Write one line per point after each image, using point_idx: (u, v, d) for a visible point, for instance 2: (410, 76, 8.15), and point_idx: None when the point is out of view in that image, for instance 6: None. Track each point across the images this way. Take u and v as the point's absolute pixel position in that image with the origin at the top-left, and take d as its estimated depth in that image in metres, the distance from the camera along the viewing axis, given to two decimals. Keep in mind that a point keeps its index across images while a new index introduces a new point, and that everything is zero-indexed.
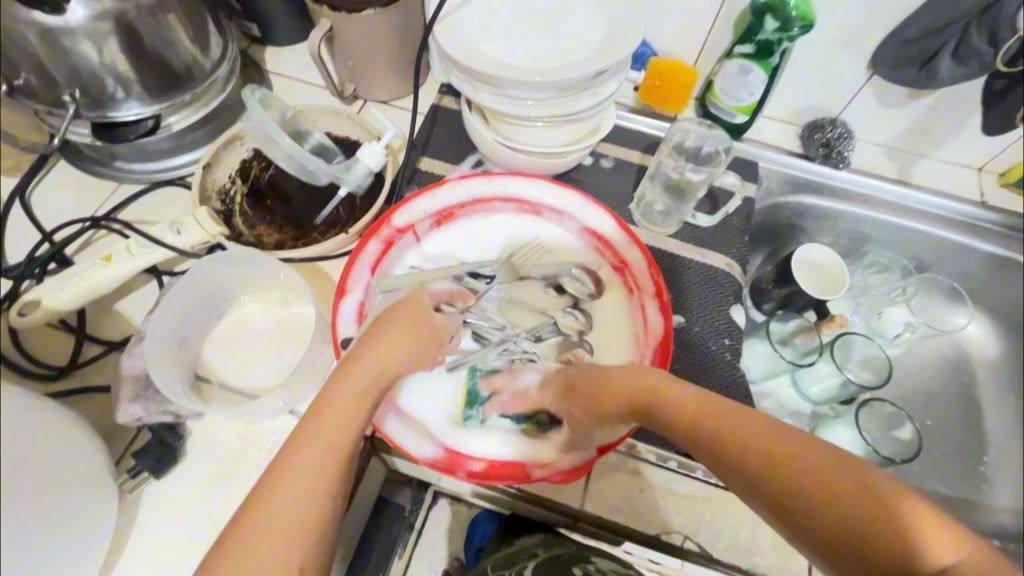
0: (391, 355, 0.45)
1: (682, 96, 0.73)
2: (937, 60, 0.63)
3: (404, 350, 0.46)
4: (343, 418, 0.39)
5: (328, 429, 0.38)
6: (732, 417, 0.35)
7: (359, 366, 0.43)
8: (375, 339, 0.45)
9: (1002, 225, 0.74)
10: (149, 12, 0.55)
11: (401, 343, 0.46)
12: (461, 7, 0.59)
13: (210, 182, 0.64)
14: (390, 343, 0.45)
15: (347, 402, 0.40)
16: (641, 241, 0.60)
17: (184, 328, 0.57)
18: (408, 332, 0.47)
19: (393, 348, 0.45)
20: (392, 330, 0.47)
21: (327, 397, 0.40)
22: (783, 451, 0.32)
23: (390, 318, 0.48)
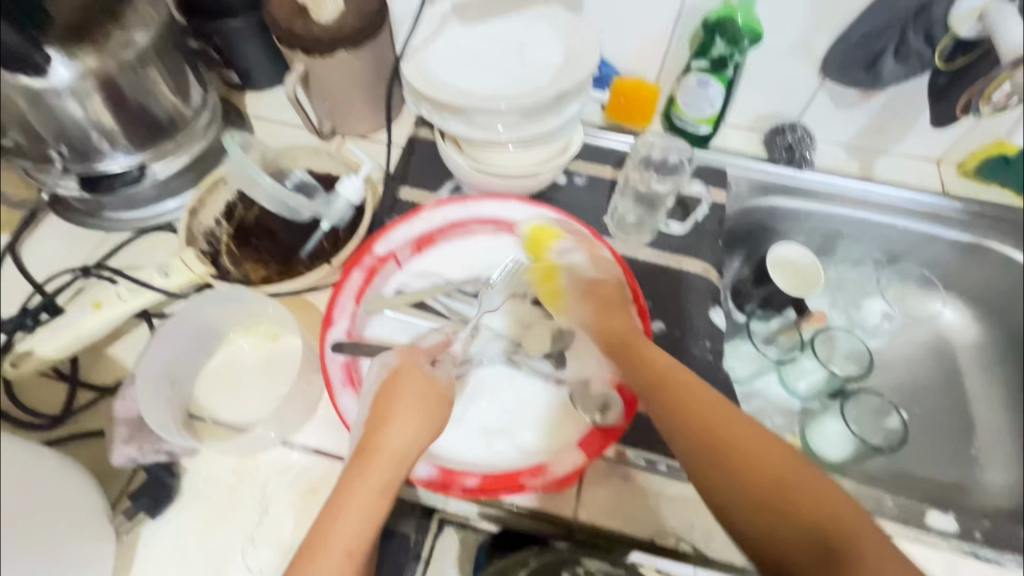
0: (401, 448, 0.45)
1: (647, 111, 0.77)
2: (880, 62, 0.66)
3: (412, 439, 0.46)
4: (360, 522, 0.41)
5: (341, 542, 0.40)
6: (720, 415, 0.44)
7: (372, 463, 0.44)
8: (389, 421, 0.46)
9: (965, 212, 0.77)
10: (131, 69, 0.58)
11: (407, 432, 0.46)
12: (426, 44, 0.62)
13: (197, 226, 0.66)
14: (394, 426, 0.46)
15: (362, 508, 0.42)
16: (615, 250, 0.63)
17: (175, 367, 0.58)
18: (412, 418, 0.47)
19: (399, 440, 0.45)
20: (397, 417, 0.46)
21: (340, 505, 0.42)
22: (761, 453, 0.41)
23: (388, 399, 0.48)
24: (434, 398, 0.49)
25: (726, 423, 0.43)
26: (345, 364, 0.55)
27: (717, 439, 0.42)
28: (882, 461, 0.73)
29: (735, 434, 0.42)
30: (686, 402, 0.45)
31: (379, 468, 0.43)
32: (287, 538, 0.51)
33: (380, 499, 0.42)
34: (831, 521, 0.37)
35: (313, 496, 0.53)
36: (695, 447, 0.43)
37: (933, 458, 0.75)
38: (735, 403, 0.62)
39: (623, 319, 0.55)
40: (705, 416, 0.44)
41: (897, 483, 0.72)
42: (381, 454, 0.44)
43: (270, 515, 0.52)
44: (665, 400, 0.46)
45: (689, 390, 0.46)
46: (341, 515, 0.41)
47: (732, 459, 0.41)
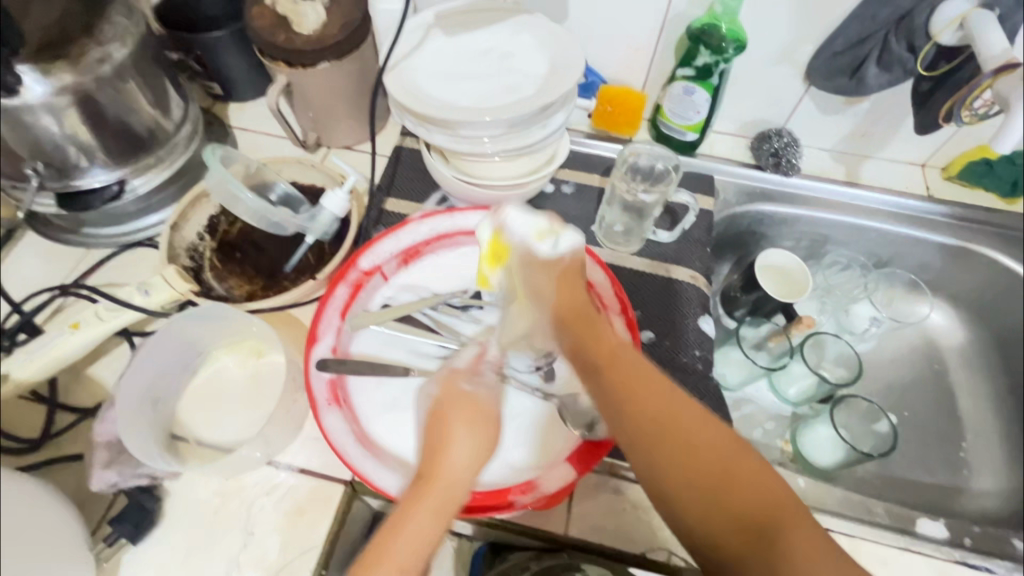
0: (463, 472, 0.42)
1: (633, 119, 0.76)
2: (864, 68, 0.66)
3: (473, 461, 0.43)
4: (415, 548, 0.39)
5: (393, 565, 0.38)
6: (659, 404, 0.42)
7: (434, 487, 0.41)
8: (444, 443, 0.43)
9: (949, 215, 0.77)
10: (109, 84, 0.57)
11: (468, 457, 0.43)
12: (409, 56, 0.62)
13: (178, 240, 0.65)
14: (450, 451, 0.43)
15: (421, 535, 0.39)
16: (603, 260, 0.63)
17: (157, 387, 0.57)
18: (473, 442, 0.44)
19: (462, 463, 0.43)
20: (458, 438, 0.44)
21: (397, 527, 0.39)
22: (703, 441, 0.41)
23: (444, 424, 0.45)
24: (494, 420, 0.46)
25: (673, 415, 0.42)
26: (330, 381, 0.55)
27: (659, 433, 0.41)
28: (873, 466, 0.74)
29: (674, 420, 0.42)
30: (633, 392, 0.43)
31: (442, 494, 0.41)
32: (273, 560, 0.50)
33: (439, 524, 0.40)
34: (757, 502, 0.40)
35: (300, 517, 0.52)
36: (645, 440, 0.42)
37: (923, 461, 0.75)
38: (725, 411, 0.61)
39: (575, 282, 0.49)
40: (659, 409, 0.42)
41: (888, 488, 0.73)
42: (444, 477, 0.42)
43: (256, 537, 0.51)
44: (617, 382, 0.44)
45: (635, 375, 0.44)
46: (396, 537, 0.39)
47: (683, 455, 0.41)
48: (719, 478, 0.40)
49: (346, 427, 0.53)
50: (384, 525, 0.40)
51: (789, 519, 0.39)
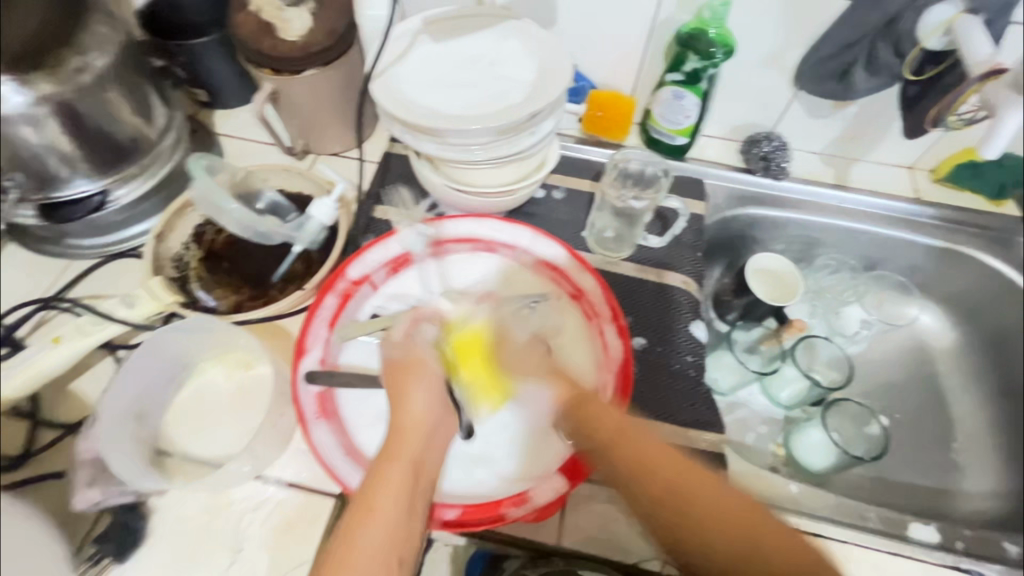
0: (424, 415, 0.48)
1: (623, 124, 0.76)
2: (851, 73, 0.66)
3: (429, 408, 0.48)
4: (395, 503, 0.43)
5: (380, 521, 0.42)
6: (659, 465, 0.44)
7: (400, 439, 0.46)
8: (400, 398, 0.48)
9: (938, 218, 0.77)
10: (89, 93, 0.56)
11: (425, 403, 0.48)
12: (396, 62, 0.61)
13: (163, 251, 0.65)
14: (408, 399, 0.48)
15: (393, 489, 0.44)
16: (593, 267, 0.63)
17: (143, 402, 0.56)
18: (424, 388, 0.49)
19: (417, 415, 0.48)
20: (414, 392, 0.49)
21: (372, 491, 0.44)
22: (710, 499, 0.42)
23: (397, 380, 0.49)
24: (440, 368, 0.50)
25: (675, 474, 0.43)
26: (318, 395, 0.54)
27: (666, 495, 0.42)
28: (865, 469, 0.74)
29: (679, 480, 0.43)
30: (635, 457, 0.44)
31: (407, 444, 0.46)
32: None
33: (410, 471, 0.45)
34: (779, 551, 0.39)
35: (289, 531, 0.52)
36: (655, 502, 0.42)
37: (915, 463, 0.75)
38: (717, 417, 0.61)
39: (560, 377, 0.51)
40: (667, 476, 0.43)
41: (879, 491, 0.73)
42: (405, 430, 0.47)
43: (244, 554, 0.50)
44: (617, 456, 0.45)
45: (635, 446, 0.45)
46: (374, 503, 0.43)
47: (702, 522, 0.41)
48: (740, 534, 0.40)
49: (336, 441, 0.53)
50: (363, 486, 0.44)
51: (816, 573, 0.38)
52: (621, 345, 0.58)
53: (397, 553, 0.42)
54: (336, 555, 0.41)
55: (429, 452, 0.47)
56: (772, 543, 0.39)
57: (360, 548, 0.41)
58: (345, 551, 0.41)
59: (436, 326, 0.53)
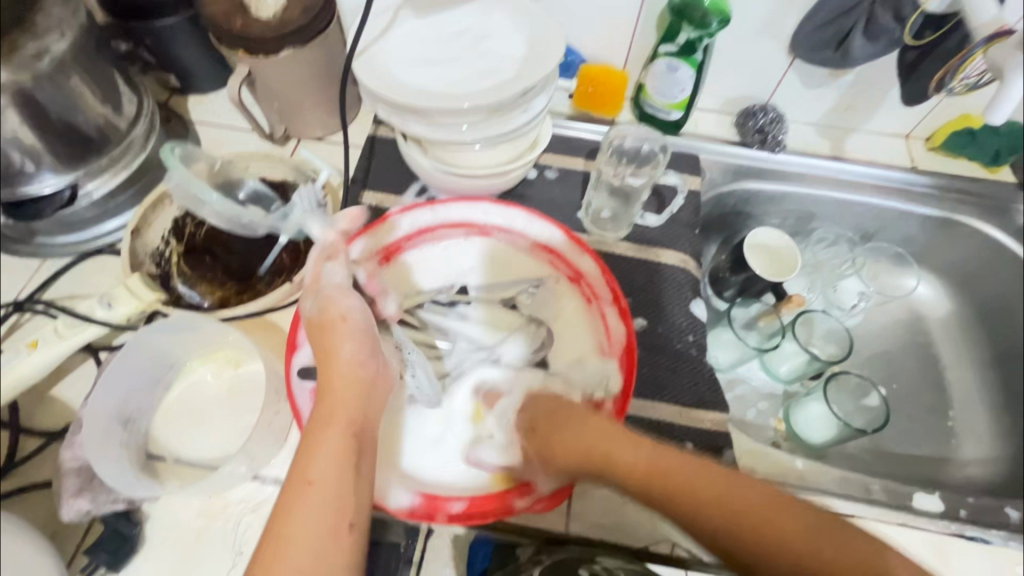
0: (352, 369, 0.47)
1: (616, 99, 0.74)
2: (850, 39, 0.64)
3: (356, 366, 0.48)
4: (334, 466, 0.42)
5: (318, 486, 0.41)
6: (711, 485, 0.41)
7: (331, 403, 0.46)
8: (326, 357, 0.48)
9: (932, 186, 0.77)
10: (50, 81, 0.52)
11: (352, 356, 0.48)
12: (379, 39, 0.58)
13: (141, 247, 0.62)
14: (336, 356, 0.48)
15: (329, 452, 0.42)
16: (591, 248, 0.61)
17: (128, 407, 0.53)
18: (350, 342, 0.49)
19: (348, 374, 0.47)
20: (339, 346, 0.48)
21: (308, 460, 0.42)
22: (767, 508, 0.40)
23: (321, 340, 0.49)
24: (364, 326, 0.50)
25: (726, 490, 0.41)
26: (313, 391, 0.52)
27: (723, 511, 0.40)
28: (864, 441, 0.74)
29: (736, 498, 0.41)
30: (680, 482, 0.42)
31: (337, 404, 0.45)
32: None
33: (345, 435, 0.44)
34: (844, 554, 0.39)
35: None
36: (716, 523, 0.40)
37: (911, 432, 0.76)
38: (720, 395, 0.61)
39: (558, 423, 0.50)
40: (716, 492, 0.41)
41: (879, 462, 0.73)
42: (333, 389, 0.46)
43: (244, 557, 0.49)
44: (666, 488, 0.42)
45: (682, 471, 0.42)
46: (310, 476, 0.41)
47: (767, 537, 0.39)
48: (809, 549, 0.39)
49: None
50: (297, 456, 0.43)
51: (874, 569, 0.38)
52: (623, 327, 0.57)
53: (346, 515, 0.40)
54: (276, 534, 0.39)
55: (366, 410, 0.46)
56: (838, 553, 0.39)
57: (301, 520, 0.39)
58: (286, 528, 0.39)
59: (340, 262, 0.52)
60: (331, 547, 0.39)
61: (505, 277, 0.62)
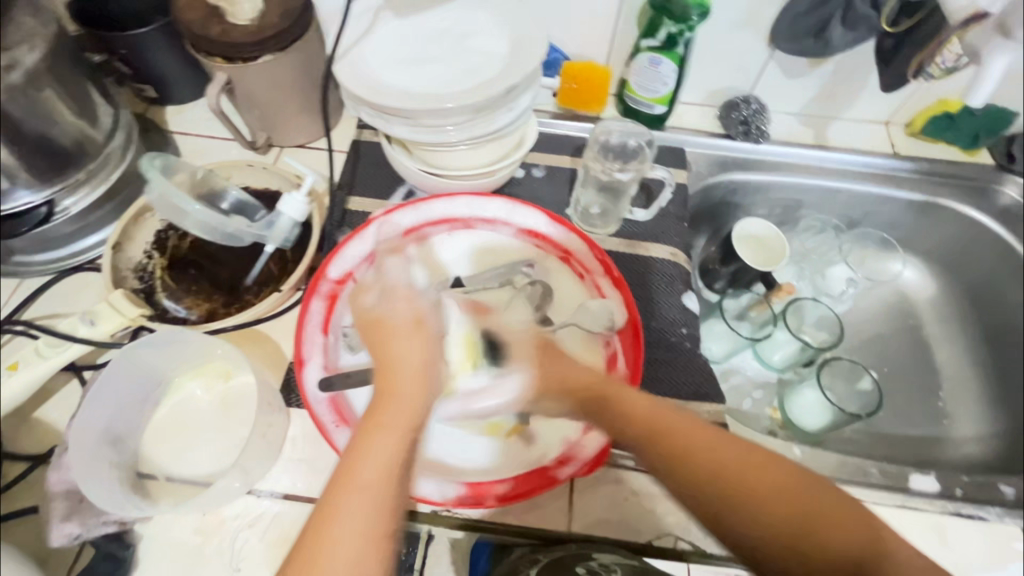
0: (417, 365, 0.42)
1: (600, 95, 0.74)
2: (830, 29, 0.65)
3: (420, 363, 0.43)
4: (386, 470, 0.38)
5: (363, 490, 0.37)
6: (691, 436, 0.42)
7: (396, 399, 0.41)
8: (390, 346, 0.43)
9: (914, 171, 0.78)
10: (23, 94, 0.51)
11: (416, 354, 0.43)
12: (360, 41, 0.57)
13: (123, 261, 0.60)
14: (403, 348, 0.43)
15: (383, 467, 0.38)
16: (575, 226, 0.63)
17: (116, 426, 0.52)
18: (414, 340, 0.43)
19: (411, 380, 0.42)
20: (396, 347, 0.43)
21: (359, 457, 0.38)
22: (735, 460, 0.40)
23: (381, 335, 0.44)
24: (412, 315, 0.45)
25: (703, 443, 0.41)
26: (330, 401, 0.52)
27: (698, 462, 0.41)
28: (858, 425, 0.75)
29: (709, 447, 0.41)
30: (661, 427, 0.43)
31: (398, 405, 0.40)
32: None
33: (402, 438, 0.39)
34: (809, 511, 0.39)
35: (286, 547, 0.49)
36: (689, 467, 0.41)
37: (903, 413, 0.77)
38: (716, 385, 0.61)
39: (558, 361, 0.48)
40: (693, 444, 0.41)
41: (874, 445, 0.74)
42: (393, 395, 0.41)
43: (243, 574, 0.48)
44: (649, 437, 0.43)
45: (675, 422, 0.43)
46: (358, 478, 0.37)
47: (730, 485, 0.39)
48: (777, 500, 0.39)
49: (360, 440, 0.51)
50: (345, 460, 0.38)
51: (837, 524, 0.38)
52: (619, 295, 0.59)
53: (388, 542, 0.37)
54: (308, 550, 0.35)
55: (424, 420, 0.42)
56: (806, 506, 0.39)
57: (340, 540, 0.35)
58: (322, 543, 0.35)
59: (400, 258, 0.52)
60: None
61: (498, 262, 0.63)
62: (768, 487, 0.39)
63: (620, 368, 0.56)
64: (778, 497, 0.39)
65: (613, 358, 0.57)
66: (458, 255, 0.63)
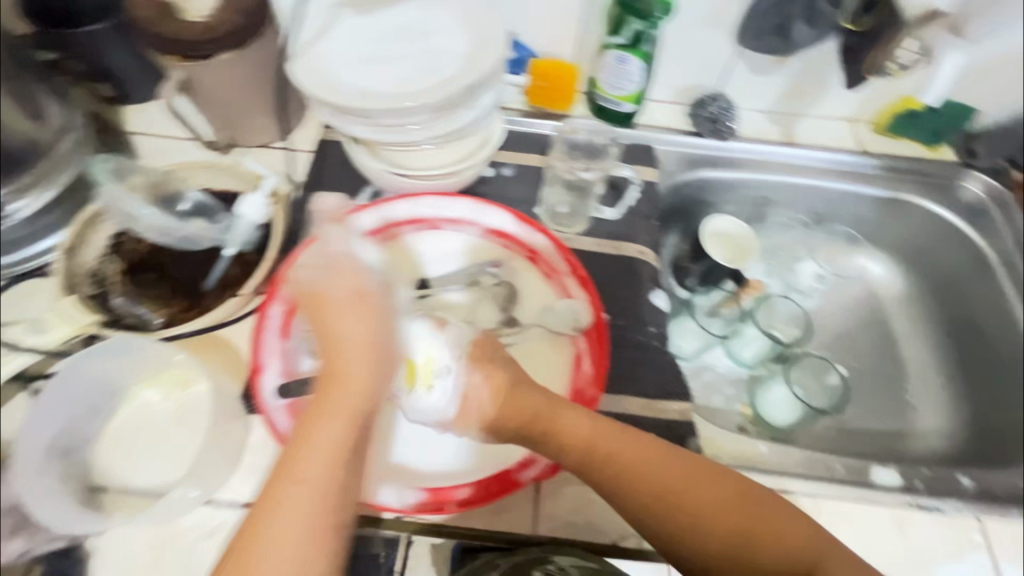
0: (356, 346, 0.47)
1: (569, 93, 0.73)
2: (793, 26, 0.67)
3: (361, 344, 0.47)
4: (328, 447, 0.42)
5: (306, 468, 0.41)
6: (634, 462, 0.48)
7: (340, 383, 0.46)
8: (333, 333, 0.48)
9: (880, 167, 0.79)
10: None
11: (357, 334, 0.48)
12: (319, 39, 0.56)
13: (79, 266, 0.60)
14: (342, 332, 0.48)
15: (328, 444, 0.42)
16: (542, 226, 0.63)
17: (67, 437, 0.51)
18: (354, 321, 0.48)
19: (357, 361, 0.47)
20: (340, 327, 0.48)
21: (304, 438, 0.43)
22: (673, 480, 0.47)
23: (325, 319, 0.49)
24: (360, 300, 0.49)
25: (646, 466, 0.48)
26: (289, 408, 0.52)
27: (641, 484, 0.47)
28: (827, 419, 0.76)
29: (651, 470, 0.48)
30: (609, 452, 0.48)
31: (343, 385, 0.46)
32: None
33: (345, 418, 0.44)
34: (736, 520, 0.46)
35: None
36: (633, 488, 0.47)
37: (870, 407, 0.78)
38: (684, 384, 0.61)
39: (515, 390, 0.51)
40: (638, 467, 0.48)
41: (843, 439, 0.75)
42: (340, 378, 0.46)
43: None
44: (599, 462, 0.48)
45: (621, 447, 0.49)
46: (302, 458, 0.42)
47: (669, 502, 0.47)
48: (709, 513, 0.46)
49: None
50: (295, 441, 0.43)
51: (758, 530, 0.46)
52: (586, 295, 0.59)
53: (333, 515, 0.40)
54: (256, 524, 0.39)
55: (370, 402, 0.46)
56: (734, 517, 0.46)
57: (288, 512, 0.39)
58: (271, 516, 0.39)
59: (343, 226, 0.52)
60: (312, 549, 0.39)
61: (464, 263, 0.62)
62: (700, 502, 0.47)
63: (585, 370, 0.56)
64: (709, 510, 0.46)
65: (578, 359, 0.57)
66: (423, 257, 0.62)
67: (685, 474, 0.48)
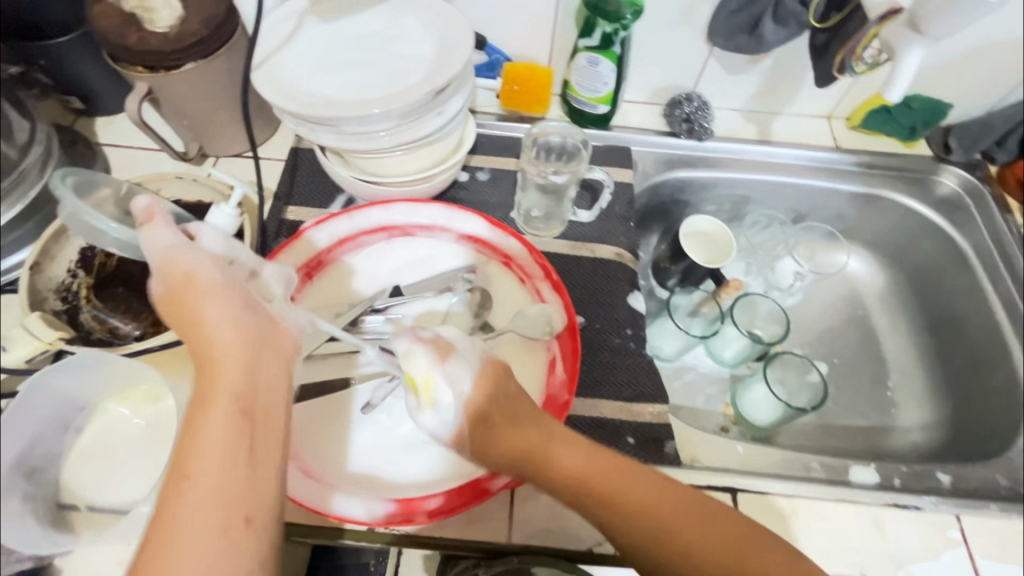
0: (228, 332, 0.41)
1: (543, 96, 0.73)
2: (762, 25, 0.65)
3: (234, 326, 0.41)
4: (216, 442, 0.37)
5: (198, 473, 0.36)
6: (637, 497, 0.42)
7: (214, 372, 0.39)
8: (199, 323, 0.41)
9: (856, 164, 0.79)
10: None
11: (225, 317, 0.41)
12: (283, 48, 0.56)
13: (43, 282, 0.58)
14: (208, 318, 0.41)
15: (211, 442, 0.37)
16: (515, 231, 0.62)
17: (32, 456, 0.50)
18: (215, 304, 0.41)
19: (226, 345, 0.40)
20: (207, 313, 0.41)
21: (185, 441, 0.37)
22: (682, 519, 0.41)
23: (185, 307, 0.41)
24: (228, 280, 0.43)
25: (651, 500, 0.42)
26: None
27: (647, 526, 0.41)
28: (809, 417, 0.76)
29: (653, 502, 0.42)
30: (607, 486, 0.42)
31: (219, 373, 0.39)
32: None
33: (229, 407, 0.38)
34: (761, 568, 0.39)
35: None
36: (638, 530, 0.41)
37: (852, 404, 0.78)
38: (661, 386, 0.60)
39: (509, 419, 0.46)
40: (639, 501, 0.42)
41: (825, 437, 0.75)
42: (215, 367, 0.40)
43: None
44: (596, 500, 0.42)
45: (620, 481, 0.42)
46: (190, 464, 0.36)
47: (680, 551, 0.40)
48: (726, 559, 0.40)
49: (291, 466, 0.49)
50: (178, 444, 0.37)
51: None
52: (559, 299, 0.58)
53: (240, 510, 0.36)
54: (156, 544, 0.34)
55: (257, 383, 0.40)
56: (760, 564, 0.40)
57: (186, 518, 0.35)
58: (168, 531, 0.35)
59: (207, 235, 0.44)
60: (226, 553, 0.35)
61: (438, 270, 0.62)
62: (716, 543, 0.40)
63: (559, 374, 0.55)
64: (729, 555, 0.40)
65: (552, 363, 0.56)
66: (394, 265, 0.62)
67: (692, 511, 0.42)
